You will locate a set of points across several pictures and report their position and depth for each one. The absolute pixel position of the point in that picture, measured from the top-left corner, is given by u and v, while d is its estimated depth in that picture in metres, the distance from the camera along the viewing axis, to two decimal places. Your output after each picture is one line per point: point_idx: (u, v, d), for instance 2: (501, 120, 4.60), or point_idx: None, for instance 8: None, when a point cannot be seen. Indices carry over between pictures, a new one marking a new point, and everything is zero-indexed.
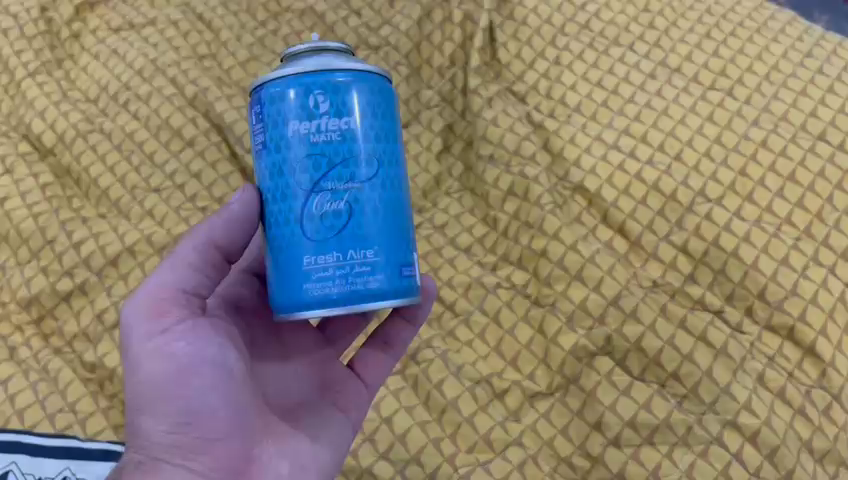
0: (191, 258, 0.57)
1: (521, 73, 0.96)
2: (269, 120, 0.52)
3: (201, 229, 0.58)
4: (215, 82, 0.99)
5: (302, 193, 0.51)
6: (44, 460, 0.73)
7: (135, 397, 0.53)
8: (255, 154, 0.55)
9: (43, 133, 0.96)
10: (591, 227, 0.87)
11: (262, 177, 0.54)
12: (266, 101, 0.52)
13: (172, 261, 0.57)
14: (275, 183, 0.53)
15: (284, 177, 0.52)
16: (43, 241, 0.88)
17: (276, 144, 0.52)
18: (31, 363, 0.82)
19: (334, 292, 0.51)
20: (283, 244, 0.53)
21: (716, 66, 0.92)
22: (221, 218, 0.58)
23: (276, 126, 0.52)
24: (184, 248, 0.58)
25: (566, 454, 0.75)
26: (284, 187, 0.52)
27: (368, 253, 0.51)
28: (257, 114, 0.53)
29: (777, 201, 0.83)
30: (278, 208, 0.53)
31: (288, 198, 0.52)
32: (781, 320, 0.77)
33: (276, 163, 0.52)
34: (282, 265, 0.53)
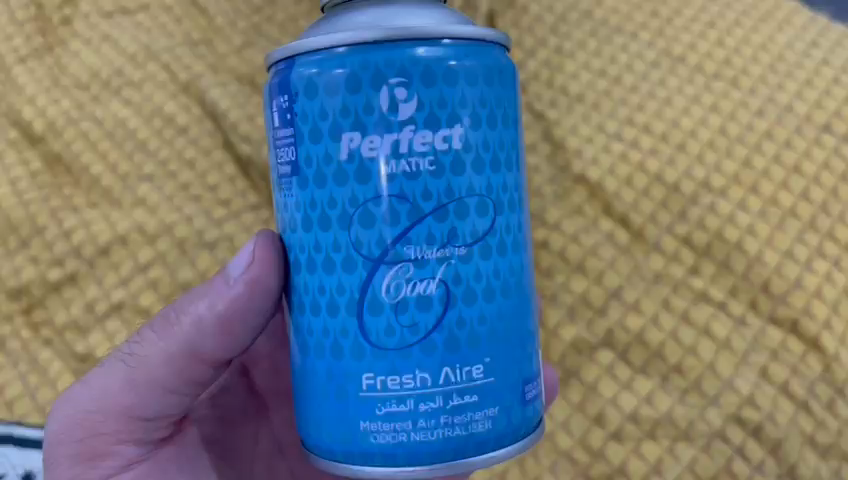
0: (156, 376, 0.56)
1: (521, 61, 0.94)
2: (306, 122, 0.45)
3: (188, 326, 0.56)
4: (210, 68, 0.96)
5: (363, 259, 0.44)
6: (33, 452, 0.74)
7: None
8: (281, 183, 0.48)
9: (33, 119, 0.94)
10: (591, 218, 0.85)
11: (291, 226, 0.47)
12: (304, 92, 0.45)
13: (129, 383, 0.56)
14: (315, 239, 0.46)
15: (328, 231, 0.45)
16: (34, 229, 0.87)
17: (317, 171, 0.45)
18: (20, 353, 0.81)
19: (415, 437, 0.44)
20: (333, 345, 0.46)
21: (720, 56, 0.90)
22: (214, 315, 0.55)
23: (320, 141, 0.45)
24: (143, 360, 0.56)
25: (566, 448, 0.74)
26: (333, 247, 0.45)
27: (476, 369, 0.45)
28: (284, 114, 0.46)
29: (781, 192, 0.81)
30: (320, 285, 0.46)
31: (334, 265, 0.45)
32: (784, 313, 0.76)
33: (326, 206, 0.45)
34: (328, 377, 0.46)
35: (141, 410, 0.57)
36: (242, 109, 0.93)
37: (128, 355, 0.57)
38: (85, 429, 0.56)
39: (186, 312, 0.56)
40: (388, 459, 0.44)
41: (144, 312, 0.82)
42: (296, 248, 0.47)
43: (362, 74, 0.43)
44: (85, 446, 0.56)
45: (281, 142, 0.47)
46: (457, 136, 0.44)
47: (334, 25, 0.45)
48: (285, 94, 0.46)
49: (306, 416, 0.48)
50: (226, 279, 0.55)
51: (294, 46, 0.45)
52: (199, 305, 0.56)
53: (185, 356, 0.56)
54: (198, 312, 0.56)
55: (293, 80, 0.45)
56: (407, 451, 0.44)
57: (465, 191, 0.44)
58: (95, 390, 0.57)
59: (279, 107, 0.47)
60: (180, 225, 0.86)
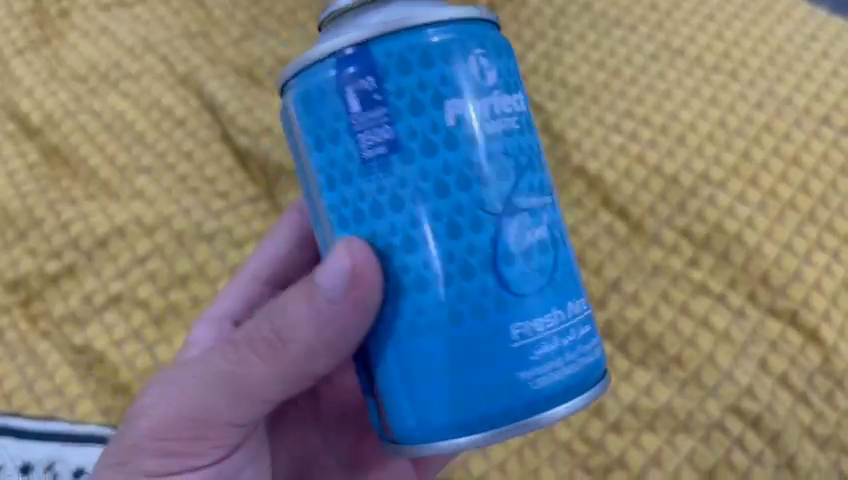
0: (256, 396, 0.50)
1: (521, 54, 0.94)
2: (401, 98, 0.43)
3: (297, 352, 0.49)
4: (208, 60, 0.96)
5: (482, 221, 0.44)
6: (31, 444, 0.73)
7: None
8: (345, 175, 0.45)
9: (30, 112, 0.94)
10: (591, 210, 0.85)
11: (371, 213, 0.44)
12: (387, 69, 0.43)
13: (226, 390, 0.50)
14: (417, 217, 0.44)
15: (449, 197, 0.43)
16: (31, 221, 0.87)
17: (426, 142, 0.43)
18: (18, 345, 0.80)
19: (553, 381, 0.45)
20: (466, 311, 0.44)
21: (719, 48, 0.89)
22: (324, 344, 0.48)
23: (429, 110, 0.43)
24: (240, 384, 0.50)
25: (565, 439, 0.74)
26: (456, 212, 0.43)
27: (582, 302, 0.48)
28: (363, 98, 0.43)
29: (780, 184, 0.81)
30: (447, 254, 0.44)
31: (440, 235, 0.43)
32: (783, 305, 0.76)
33: (444, 174, 0.43)
34: (447, 354, 0.44)
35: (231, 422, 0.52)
36: (240, 101, 0.92)
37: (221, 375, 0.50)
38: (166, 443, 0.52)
39: (297, 336, 0.48)
40: (509, 415, 0.44)
41: (142, 304, 0.82)
42: (382, 233, 0.44)
43: (386, 62, 0.43)
44: (169, 445, 0.52)
45: (356, 129, 0.44)
46: (523, 98, 0.47)
47: (383, 12, 0.44)
48: (355, 81, 0.43)
49: (431, 399, 0.45)
50: (323, 296, 0.47)
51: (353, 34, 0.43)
52: (305, 330, 0.48)
53: (293, 374, 0.50)
54: (314, 333, 0.48)
55: (373, 59, 0.43)
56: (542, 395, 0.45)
57: (538, 146, 0.48)
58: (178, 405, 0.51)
59: (358, 90, 0.43)
60: (178, 218, 0.86)
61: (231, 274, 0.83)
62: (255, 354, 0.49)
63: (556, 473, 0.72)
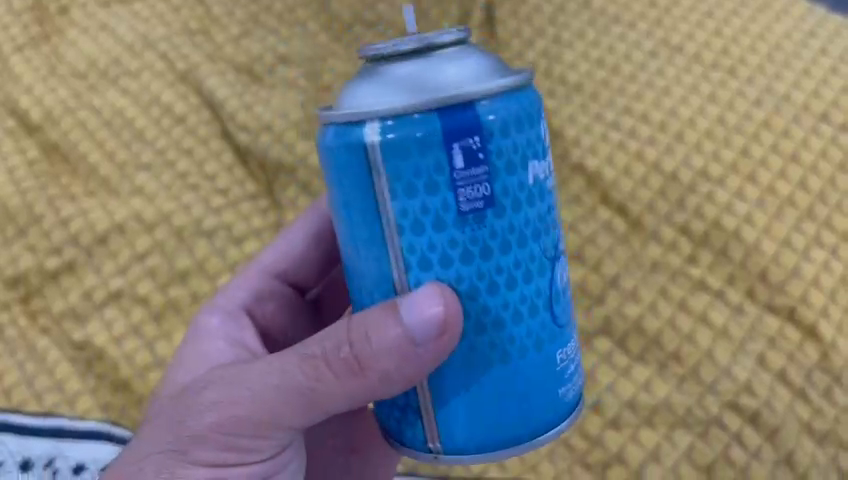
0: (322, 407, 0.48)
1: (520, 51, 0.94)
2: (500, 157, 0.43)
3: (373, 379, 0.46)
4: (207, 57, 0.96)
5: (544, 267, 0.46)
6: (30, 440, 0.74)
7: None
8: (430, 224, 0.43)
9: (29, 108, 0.94)
10: (590, 207, 0.85)
11: (455, 259, 0.43)
12: (489, 125, 0.42)
13: (299, 400, 0.47)
14: (496, 264, 0.44)
15: (525, 247, 0.44)
16: (31, 217, 0.87)
17: (514, 199, 0.43)
18: (18, 342, 0.80)
19: (574, 392, 0.48)
20: (529, 345, 0.45)
21: (718, 46, 0.90)
22: (401, 377, 0.45)
23: (517, 169, 0.43)
24: (310, 396, 0.47)
25: (563, 435, 0.74)
26: (529, 260, 0.45)
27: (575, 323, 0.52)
28: (465, 154, 0.42)
29: (778, 181, 0.81)
30: (520, 298, 0.45)
31: (513, 278, 0.44)
32: (781, 302, 0.76)
33: (524, 226, 0.44)
34: (505, 385, 0.45)
35: (289, 425, 0.49)
36: (239, 97, 0.92)
37: (289, 382, 0.47)
38: (221, 440, 0.49)
39: (377, 366, 0.45)
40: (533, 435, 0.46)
41: (142, 301, 0.82)
42: (464, 277, 0.44)
43: (494, 125, 0.42)
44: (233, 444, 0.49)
45: (453, 180, 0.42)
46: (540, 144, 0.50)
47: (472, 69, 0.43)
48: (461, 135, 0.41)
49: (487, 426, 0.45)
50: (408, 336, 0.44)
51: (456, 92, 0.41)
52: (387, 361, 0.45)
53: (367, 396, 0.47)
54: (396, 366, 0.45)
55: (480, 117, 0.42)
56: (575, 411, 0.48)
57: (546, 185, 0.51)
58: (238, 404, 0.48)
59: (463, 147, 0.42)
60: (178, 214, 0.86)
61: (231, 271, 0.83)
62: (335, 377, 0.46)
63: (555, 469, 0.73)
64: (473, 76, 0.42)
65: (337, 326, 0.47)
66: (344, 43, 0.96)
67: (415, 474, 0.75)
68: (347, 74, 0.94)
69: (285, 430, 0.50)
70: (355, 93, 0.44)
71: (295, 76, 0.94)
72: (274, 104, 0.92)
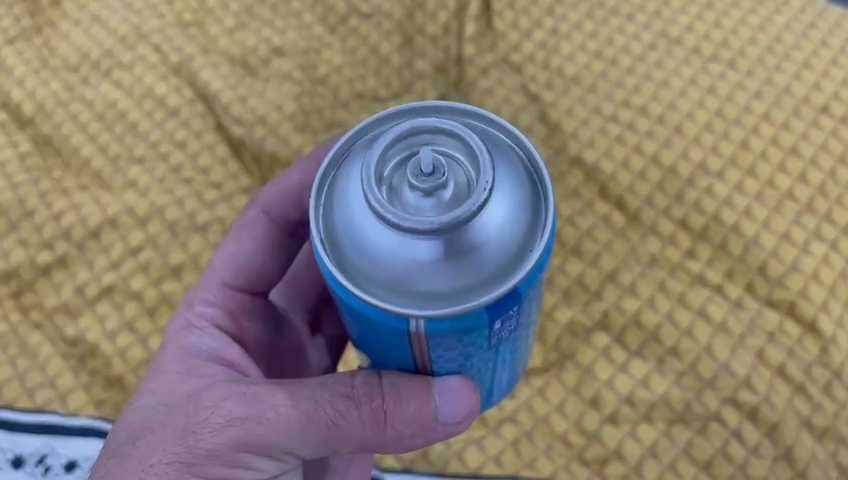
0: (335, 445, 0.51)
1: (517, 42, 0.92)
2: (524, 301, 0.44)
3: (389, 436, 0.50)
4: (201, 49, 0.95)
5: (531, 327, 0.51)
6: (24, 437, 0.73)
7: None
8: (462, 355, 0.46)
9: (22, 101, 0.92)
10: (588, 201, 0.84)
11: (474, 366, 0.48)
12: (525, 291, 0.43)
13: (318, 431, 0.50)
14: (502, 354, 0.49)
15: (524, 331, 0.49)
16: (23, 212, 0.86)
17: (526, 313, 0.46)
18: (11, 337, 0.79)
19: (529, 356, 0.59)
20: (510, 370, 0.54)
21: (717, 38, 0.89)
22: (409, 442, 0.52)
23: (534, 296, 0.45)
24: (329, 432, 0.50)
25: (562, 431, 0.73)
26: (524, 334, 0.50)
27: None
28: (505, 318, 0.43)
29: (777, 175, 0.80)
30: (511, 357, 0.51)
31: (515, 347, 0.50)
32: (781, 296, 0.75)
33: (527, 320, 0.48)
34: (487, 397, 0.55)
35: (296, 453, 0.52)
36: (234, 90, 0.92)
37: (313, 414, 0.50)
38: (230, 459, 0.51)
39: (396, 426, 0.50)
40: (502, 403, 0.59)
41: (136, 295, 0.81)
42: (480, 371, 0.49)
43: (527, 289, 0.43)
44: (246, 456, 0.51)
45: (489, 333, 0.44)
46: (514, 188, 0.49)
47: (507, 242, 0.41)
48: (501, 311, 0.42)
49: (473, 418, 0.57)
50: (433, 415, 0.49)
51: (500, 283, 0.41)
52: (405, 427, 0.50)
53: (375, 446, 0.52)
54: (411, 432, 0.51)
55: (519, 294, 0.42)
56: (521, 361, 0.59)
57: None
58: (257, 427, 0.50)
59: (501, 317, 0.43)
60: (171, 208, 0.85)
61: None
62: (356, 428, 0.50)
63: (553, 466, 0.71)
64: (505, 258, 0.41)
65: (364, 378, 0.50)
66: (340, 36, 0.96)
67: (416, 471, 0.72)
68: (342, 68, 0.93)
69: (292, 456, 0.53)
70: (380, 280, 0.40)
71: (289, 69, 0.93)
72: (269, 97, 0.91)
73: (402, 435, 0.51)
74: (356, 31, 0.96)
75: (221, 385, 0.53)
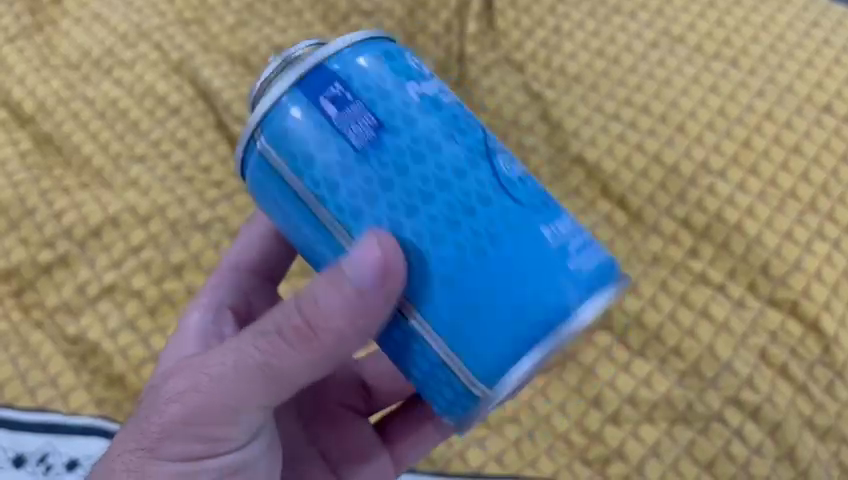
0: (286, 382, 0.49)
1: (519, 40, 0.92)
2: (369, 91, 0.45)
3: (327, 340, 0.47)
4: (202, 47, 0.95)
5: (478, 169, 0.45)
6: (25, 436, 0.72)
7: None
8: (342, 173, 0.44)
9: (22, 99, 0.92)
10: (589, 200, 0.84)
11: (378, 194, 0.44)
12: (343, 75, 0.45)
13: (259, 371, 0.48)
14: (420, 182, 0.44)
15: (437, 153, 0.44)
16: (24, 210, 0.85)
17: (401, 118, 0.44)
18: (11, 336, 0.79)
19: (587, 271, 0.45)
20: (495, 243, 0.44)
21: (719, 36, 0.88)
22: (353, 330, 0.46)
23: (390, 97, 0.45)
24: (266, 370, 0.48)
25: (563, 430, 0.73)
26: (455, 167, 0.44)
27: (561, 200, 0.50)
28: (334, 101, 0.45)
29: (780, 174, 0.80)
30: (467, 206, 0.44)
31: (461, 190, 0.44)
32: (783, 295, 0.75)
33: (432, 139, 0.44)
34: (485, 293, 0.44)
35: (254, 406, 0.50)
36: (235, 88, 0.92)
37: (241, 363, 0.48)
38: (187, 432, 0.50)
39: (324, 326, 0.47)
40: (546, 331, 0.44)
41: (137, 294, 0.81)
42: (395, 203, 0.44)
43: (351, 76, 0.45)
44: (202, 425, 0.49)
45: (338, 128, 0.44)
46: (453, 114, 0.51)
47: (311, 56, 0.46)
48: (317, 89, 0.45)
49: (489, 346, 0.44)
50: (350, 281, 0.45)
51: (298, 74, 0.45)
52: (337, 320, 0.46)
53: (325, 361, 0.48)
54: (344, 326, 0.46)
55: (327, 73, 0.45)
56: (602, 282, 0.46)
57: None
58: (199, 395, 0.49)
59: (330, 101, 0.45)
60: (172, 206, 0.85)
61: None
62: (293, 348, 0.47)
63: (554, 465, 0.71)
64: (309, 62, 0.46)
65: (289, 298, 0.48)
66: (341, 34, 0.96)
67: (418, 471, 0.72)
68: None
69: (254, 412, 0.50)
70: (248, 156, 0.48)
71: None
72: None
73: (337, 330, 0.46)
74: (357, 29, 0.95)
75: (170, 366, 0.53)
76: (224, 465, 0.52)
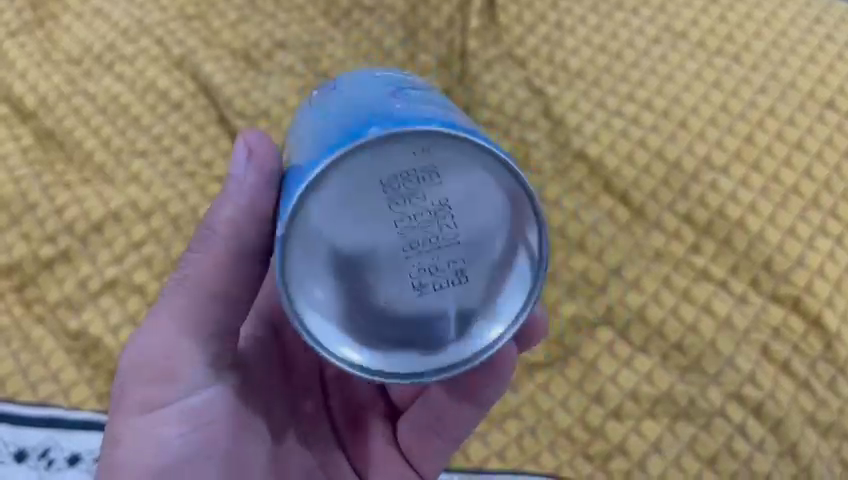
0: (205, 290, 0.56)
1: (521, 36, 0.92)
2: (350, 76, 0.55)
3: (223, 233, 0.57)
4: (204, 42, 0.95)
5: (373, 87, 0.51)
6: (26, 431, 0.72)
7: (118, 430, 0.55)
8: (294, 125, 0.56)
9: (24, 95, 0.92)
10: (591, 196, 0.83)
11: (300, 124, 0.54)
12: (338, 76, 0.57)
13: (182, 287, 0.57)
14: (323, 103, 0.53)
15: (352, 87, 0.52)
16: (25, 205, 0.85)
17: (352, 79, 0.54)
18: (13, 331, 0.79)
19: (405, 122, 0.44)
20: (340, 116, 0.48)
21: (722, 32, 0.88)
22: (232, 218, 0.56)
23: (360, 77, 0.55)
24: (193, 293, 0.56)
25: (565, 426, 0.73)
26: (359, 89, 0.51)
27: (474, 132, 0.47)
28: (324, 88, 0.57)
29: (783, 170, 0.80)
30: (336, 105, 0.51)
31: (342, 98, 0.51)
32: (785, 291, 0.75)
33: (361, 83, 0.53)
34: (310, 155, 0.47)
35: (190, 332, 0.55)
36: (236, 84, 0.92)
37: (170, 292, 0.57)
38: (144, 376, 0.55)
39: (215, 222, 0.57)
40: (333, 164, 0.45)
41: (138, 289, 0.81)
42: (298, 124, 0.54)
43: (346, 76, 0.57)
44: (153, 361, 0.55)
45: (314, 97, 0.56)
46: None
47: None
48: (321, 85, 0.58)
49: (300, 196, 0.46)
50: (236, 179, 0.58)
51: None
52: (224, 212, 0.57)
53: (230, 255, 0.57)
54: (226, 213, 0.57)
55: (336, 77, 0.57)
56: (469, 151, 0.46)
57: None
58: (153, 348, 0.55)
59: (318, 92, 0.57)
60: (173, 202, 0.85)
61: None
62: (200, 246, 0.57)
63: (556, 461, 0.71)
64: None
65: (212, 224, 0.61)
66: (343, 29, 0.95)
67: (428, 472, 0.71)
68: (345, 61, 0.93)
69: (192, 339, 0.55)
70: None
71: (292, 62, 0.93)
72: (272, 91, 0.91)
73: (222, 219, 0.57)
74: (359, 25, 0.95)
75: None
76: (184, 405, 0.55)
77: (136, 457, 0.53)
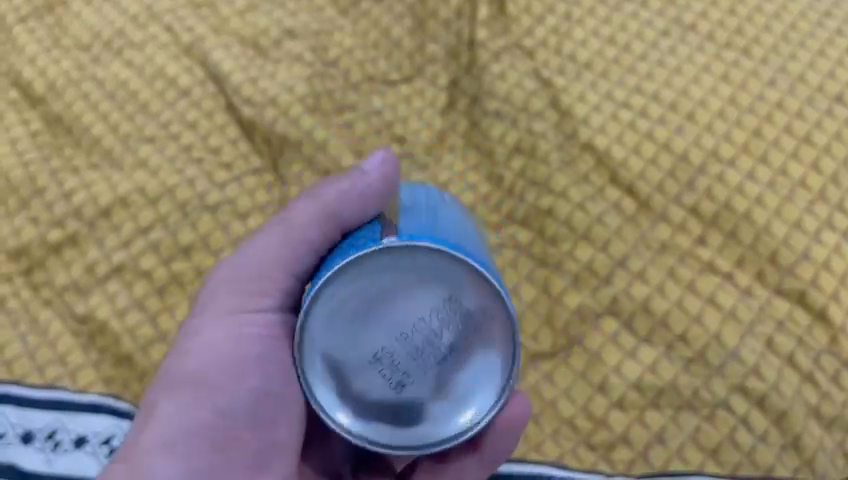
0: (299, 238, 0.65)
1: (530, 27, 0.92)
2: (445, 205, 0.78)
3: (332, 198, 0.65)
4: (213, 29, 0.95)
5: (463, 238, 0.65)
6: (34, 413, 0.74)
7: (195, 320, 0.64)
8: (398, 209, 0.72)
9: (32, 80, 0.92)
10: (599, 187, 0.83)
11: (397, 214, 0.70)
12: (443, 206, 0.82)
13: (283, 225, 0.66)
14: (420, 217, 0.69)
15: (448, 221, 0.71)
16: (33, 189, 0.86)
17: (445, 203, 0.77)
18: (21, 313, 0.79)
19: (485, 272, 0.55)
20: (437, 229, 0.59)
21: (731, 24, 0.88)
22: (342, 191, 0.66)
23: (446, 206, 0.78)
24: (287, 236, 0.65)
25: (568, 415, 0.73)
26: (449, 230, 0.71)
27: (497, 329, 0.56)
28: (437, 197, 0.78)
29: (790, 164, 0.80)
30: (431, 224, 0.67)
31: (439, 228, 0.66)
32: (790, 285, 0.75)
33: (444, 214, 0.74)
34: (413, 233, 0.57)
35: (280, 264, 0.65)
36: (244, 71, 0.91)
37: (274, 227, 0.67)
38: (234, 285, 0.65)
39: (335, 185, 0.67)
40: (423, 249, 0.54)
41: (146, 274, 0.81)
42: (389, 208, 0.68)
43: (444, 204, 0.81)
44: (246, 278, 0.65)
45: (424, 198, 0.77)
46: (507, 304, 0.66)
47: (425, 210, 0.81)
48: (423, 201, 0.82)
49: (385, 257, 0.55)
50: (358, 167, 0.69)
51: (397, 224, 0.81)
52: (335, 189, 0.66)
53: (331, 215, 0.65)
54: (341, 186, 0.66)
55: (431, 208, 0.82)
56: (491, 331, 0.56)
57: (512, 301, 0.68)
58: (250, 263, 0.65)
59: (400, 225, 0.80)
60: (181, 188, 0.85)
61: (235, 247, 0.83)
62: (307, 203, 0.66)
63: (559, 449, 0.72)
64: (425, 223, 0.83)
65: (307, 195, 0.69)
66: (351, 18, 0.95)
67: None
68: (353, 50, 0.93)
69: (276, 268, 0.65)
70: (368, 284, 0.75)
71: (300, 50, 0.93)
72: (280, 79, 0.91)
73: (339, 186, 0.66)
74: (367, 14, 0.95)
75: None
76: (257, 316, 0.64)
77: (211, 346, 0.62)
